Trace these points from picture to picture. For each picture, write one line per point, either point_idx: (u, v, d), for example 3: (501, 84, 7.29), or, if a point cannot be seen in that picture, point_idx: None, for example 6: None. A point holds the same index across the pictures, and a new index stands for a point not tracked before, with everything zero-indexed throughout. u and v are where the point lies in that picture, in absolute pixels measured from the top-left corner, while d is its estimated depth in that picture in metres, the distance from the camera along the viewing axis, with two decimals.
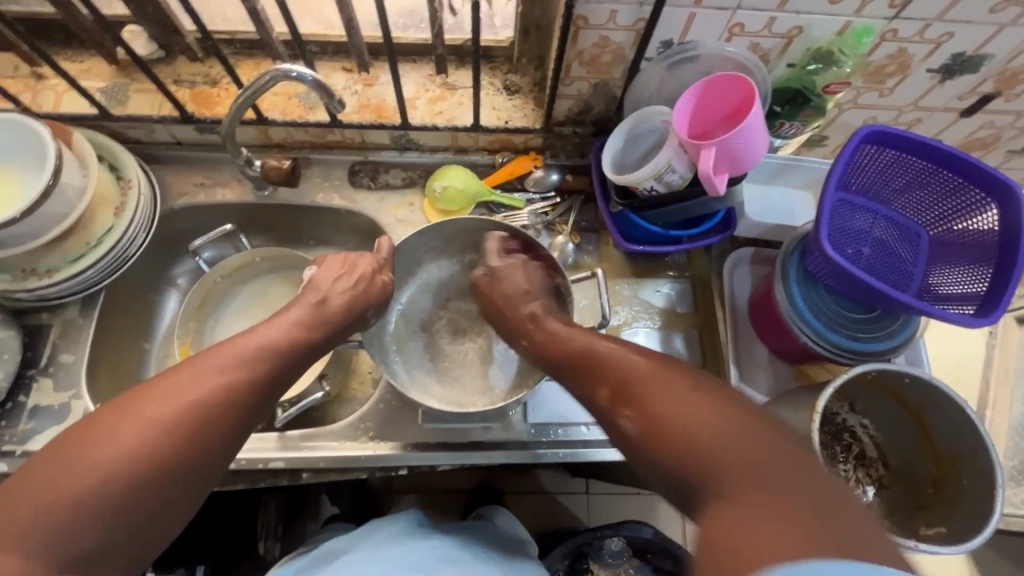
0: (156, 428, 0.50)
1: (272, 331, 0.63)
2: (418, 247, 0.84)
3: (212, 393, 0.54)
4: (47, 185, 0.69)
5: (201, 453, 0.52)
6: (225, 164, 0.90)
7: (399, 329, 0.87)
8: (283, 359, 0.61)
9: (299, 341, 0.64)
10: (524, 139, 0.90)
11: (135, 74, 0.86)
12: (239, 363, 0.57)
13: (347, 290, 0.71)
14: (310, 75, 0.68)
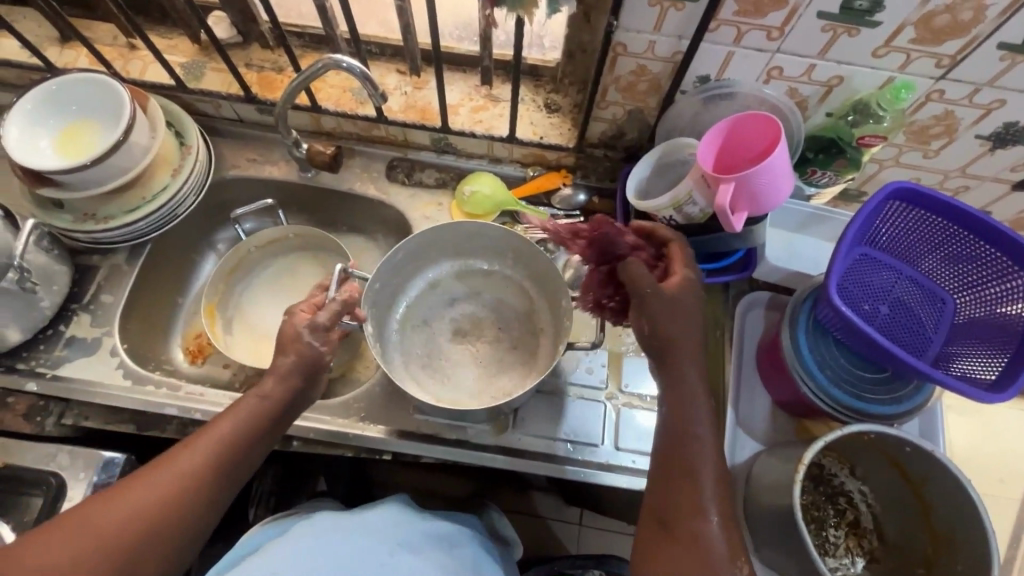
0: (114, 533, 0.56)
1: (220, 428, 0.64)
2: (438, 240, 0.86)
3: (168, 497, 0.59)
4: (118, 140, 0.77)
5: (125, 574, 0.56)
6: (277, 143, 0.97)
7: (404, 319, 0.90)
8: (231, 466, 0.63)
9: (254, 437, 0.65)
10: (557, 155, 0.93)
11: (213, 54, 0.94)
12: (171, 475, 0.60)
13: (290, 361, 0.69)
14: (359, 67, 0.73)
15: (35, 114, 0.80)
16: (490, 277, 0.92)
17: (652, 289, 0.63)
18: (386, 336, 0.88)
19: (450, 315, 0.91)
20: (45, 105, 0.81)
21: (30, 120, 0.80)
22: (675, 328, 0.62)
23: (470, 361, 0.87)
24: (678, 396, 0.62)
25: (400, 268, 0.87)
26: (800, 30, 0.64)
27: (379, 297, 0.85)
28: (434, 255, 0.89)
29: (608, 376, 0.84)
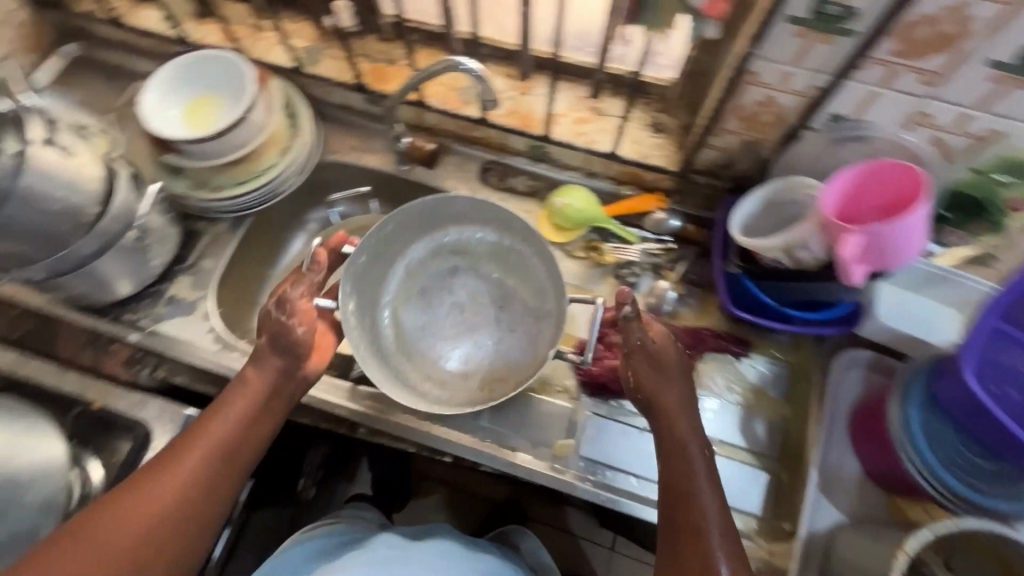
0: (150, 511, 0.62)
1: (221, 423, 0.68)
2: (429, 213, 0.86)
3: (195, 475, 0.65)
4: (240, 117, 0.81)
5: (168, 542, 0.62)
6: (378, 134, 0.99)
7: (404, 283, 0.92)
8: (236, 457, 0.68)
9: (253, 431, 0.70)
10: (654, 176, 0.90)
11: (332, 41, 0.98)
12: (183, 469, 0.64)
13: (269, 338, 0.72)
14: (478, 70, 0.74)
15: (169, 85, 0.86)
16: (498, 250, 0.91)
17: (641, 346, 0.71)
18: (380, 306, 0.90)
19: (452, 288, 0.92)
20: (178, 77, 0.86)
21: (164, 90, 0.85)
22: (664, 384, 0.70)
23: (463, 338, 0.90)
24: (675, 445, 0.67)
25: (387, 241, 0.87)
26: (964, 77, 0.58)
27: (366, 273, 0.86)
28: (433, 225, 0.89)
29: None
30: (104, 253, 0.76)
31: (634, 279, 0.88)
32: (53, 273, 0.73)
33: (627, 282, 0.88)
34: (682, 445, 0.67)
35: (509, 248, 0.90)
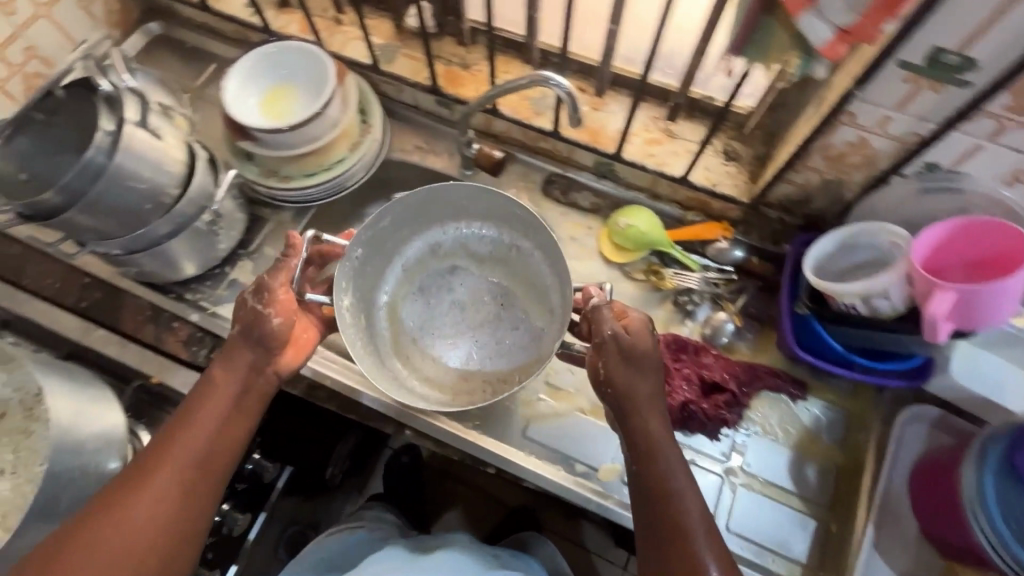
0: (139, 516, 0.60)
1: (199, 425, 0.65)
2: (428, 206, 0.87)
3: (183, 472, 0.63)
4: (317, 111, 0.82)
5: (165, 542, 0.61)
6: (444, 136, 0.99)
7: (399, 280, 0.94)
8: (218, 456, 0.65)
9: (231, 428, 0.67)
10: (722, 205, 0.88)
11: (407, 40, 0.98)
12: (165, 476, 0.62)
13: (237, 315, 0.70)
14: (565, 88, 0.70)
15: (251, 73, 0.87)
16: (499, 247, 0.93)
17: (613, 338, 0.67)
18: (376, 302, 0.91)
19: (450, 285, 0.96)
20: (260, 66, 0.87)
21: (246, 78, 0.87)
22: (639, 379, 0.66)
23: (462, 338, 0.92)
24: (650, 446, 0.64)
25: (386, 235, 0.88)
26: None
27: (362, 268, 0.86)
28: (435, 220, 0.90)
29: (731, 449, 0.79)
30: (179, 232, 0.77)
31: (692, 307, 0.87)
32: (129, 250, 0.75)
33: (685, 309, 0.87)
34: (654, 446, 0.64)
35: (511, 244, 0.91)
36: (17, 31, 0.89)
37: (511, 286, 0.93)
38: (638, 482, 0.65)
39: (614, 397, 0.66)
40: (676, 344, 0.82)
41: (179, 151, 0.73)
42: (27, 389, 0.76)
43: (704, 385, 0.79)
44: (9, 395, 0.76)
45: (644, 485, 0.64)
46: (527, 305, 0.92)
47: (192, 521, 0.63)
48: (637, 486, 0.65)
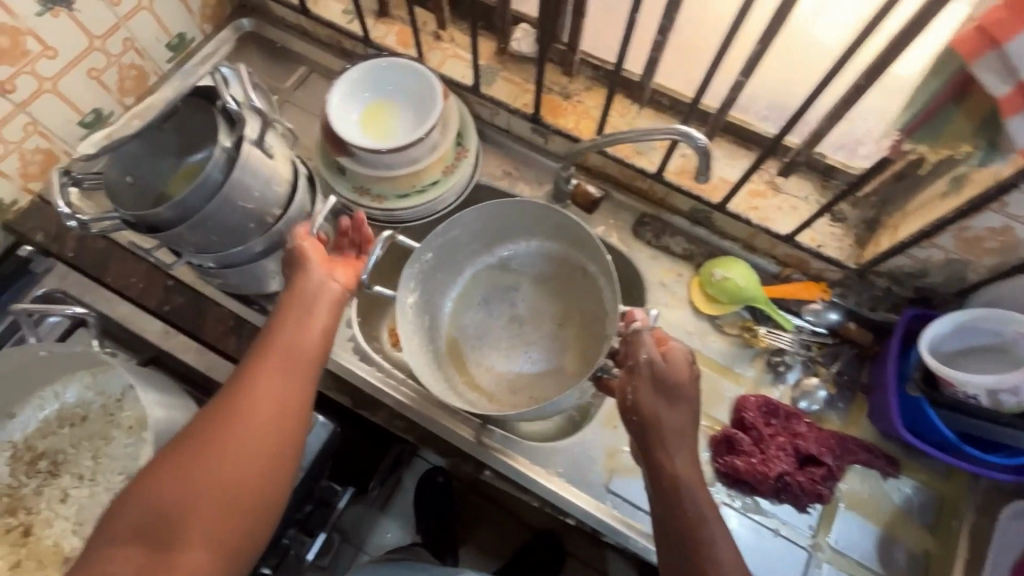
0: (228, 417, 0.53)
1: (276, 342, 0.58)
2: (498, 220, 0.89)
3: (268, 374, 0.56)
4: (422, 135, 0.81)
5: (257, 441, 0.53)
6: (535, 164, 0.97)
7: (463, 294, 0.95)
8: (296, 379, 0.57)
9: (303, 350, 0.59)
10: (823, 266, 0.85)
11: (507, 63, 0.95)
12: (245, 406, 0.54)
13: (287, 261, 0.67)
14: (703, 142, 0.67)
15: (356, 86, 0.85)
16: (562, 263, 0.94)
17: (647, 363, 0.62)
18: (441, 305, 0.93)
19: (511, 297, 0.96)
20: (366, 80, 0.85)
21: (351, 91, 0.85)
22: (668, 410, 0.60)
23: (516, 351, 0.93)
24: (676, 482, 0.59)
25: (455, 244, 0.90)
26: None
27: (432, 271, 0.90)
28: (507, 234, 0.92)
29: (819, 524, 0.77)
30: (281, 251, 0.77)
31: (784, 368, 0.85)
32: (224, 264, 0.74)
33: (777, 370, 0.85)
34: (679, 479, 0.59)
35: (578, 263, 0.92)
36: (120, 21, 0.87)
37: (571, 304, 0.94)
38: (660, 510, 0.60)
39: (638, 425, 0.62)
40: (768, 407, 0.80)
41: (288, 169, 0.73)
42: (110, 394, 0.74)
43: (799, 456, 0.77)
44: (90, 399, 0.74)
45: (667, 516, 0.59)
46: (584, 326, 0.92)
47: (284, 454, 0.54)
48: (658, 515, 0.60)
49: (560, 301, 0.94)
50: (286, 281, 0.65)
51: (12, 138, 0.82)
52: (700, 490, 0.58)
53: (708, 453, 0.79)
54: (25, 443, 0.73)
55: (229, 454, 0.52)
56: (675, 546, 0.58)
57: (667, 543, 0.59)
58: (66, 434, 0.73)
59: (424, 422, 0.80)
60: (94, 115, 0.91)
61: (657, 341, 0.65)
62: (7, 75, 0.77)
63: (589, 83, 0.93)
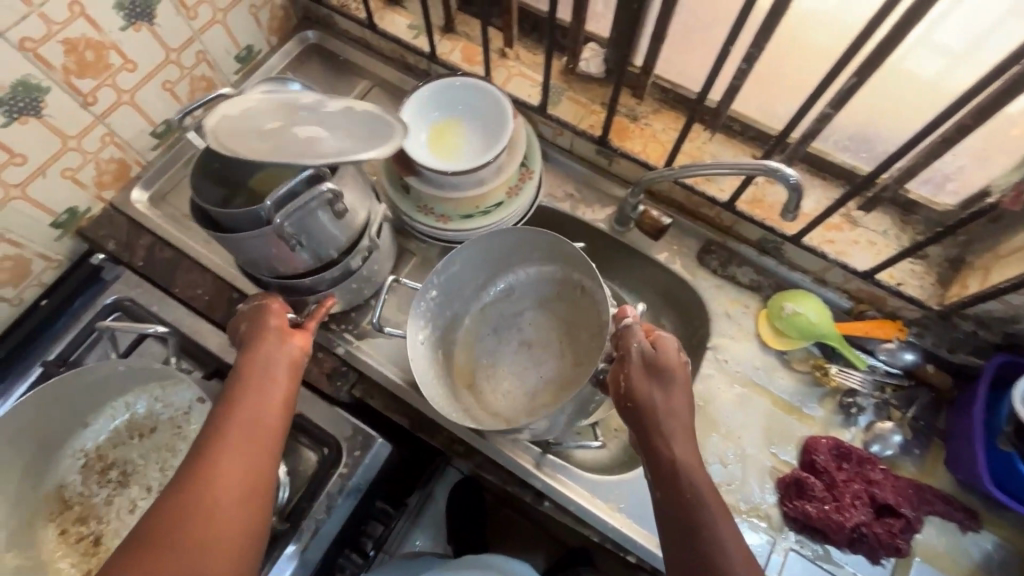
0: (189, 496, 0.51)
1: (238, 411, 0.57)
2: (494, 250, 0.86)
3: (230, 444, 0.55)
4: (490, 159, 0.79)
5: (220, 517, 0.51)
6: (597, 186, 0.95)
7: (474, 323, 0.91)
8: (257, 451, 0.56)
9: (264, 420, 0.58)
10: (901, 305, 0.82)
11: (573, 83, 0.94)
12: (208, 476, 0.52)
13: (247, 323, 0.66)
14: (795, 178, 0.65)
15: (426, 103, 0.85)
16: (562, 285, 0.90)
17: (638, 351, 0.64)
18: (454, 337, 0.90)
19: (520, 323, 0.91)
20: (436, 99, 0.85)
21: (420, 109, 0.84)
22: (662, 395, 0.61)
23: (532, 375, 0.87)
24: (674, 466, 0.58)
25: (462, 276, 0.87)
26: None
27: (440, 308, 0.87)
28: (505, 263, 0.90)
29: None
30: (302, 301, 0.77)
31: (856, 410, 0.81)
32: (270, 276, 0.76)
33: (848, 412, 0.81)
34: (677, 463, 0.58)
35: (574, 281, 0.89)
36: (195, 35, 0.88)
37: (575, 323, 0.89)
38: (666, 504, 0.58)
39: (633, 412, 0.62)
40: (839, 450, 0.78)
41: (308, 259, 0.71)
42: (177, 406, 0.74)
43: (875, 505, 0.74)
44: (158, 411, 0.74)
45: (674, 509, 0.57)
46: (589, 343, 0.87)
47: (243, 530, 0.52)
48: (661, 513, 0.58)
49: (567, 325, 0.90)
50: (244, 345, 0.64)
51: (90, 149, 0.83)
52: (700, 477, 0.57)
53: (775, 496, 0.78)
54: (97, 452, 0.74)
55: (190, 534, 0.49)
56: (684, 542, 0.55)
57: (675, 542, 0.56)
58: (135, 445, 0.74)
59: (489, 449, 0.79)
60: (165, 126, 0.92)
61: (647, 331, 0.67)
62: (89, 88, 0.78)
63: (658, 106, 0.91)
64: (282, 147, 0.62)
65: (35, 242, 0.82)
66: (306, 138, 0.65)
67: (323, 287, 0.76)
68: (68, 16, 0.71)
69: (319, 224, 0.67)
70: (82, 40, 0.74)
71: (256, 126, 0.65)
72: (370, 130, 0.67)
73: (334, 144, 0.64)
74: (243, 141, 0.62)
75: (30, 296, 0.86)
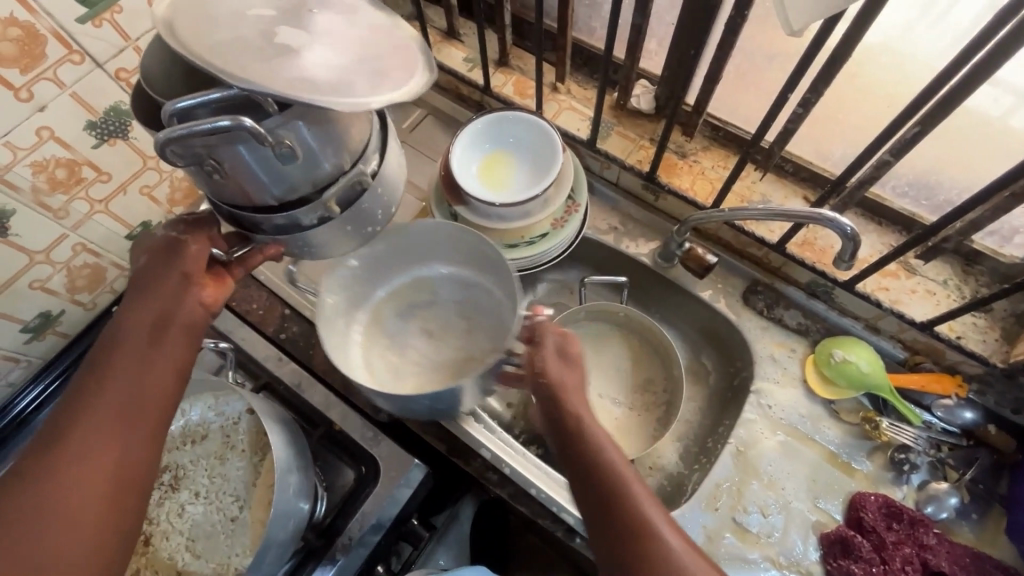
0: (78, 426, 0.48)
1: (130, 340, 0.53)
2: (426, 237, 0.83)
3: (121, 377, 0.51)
4: (538, 192, 0.81)
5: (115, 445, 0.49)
6: (642, 221, 0.95)
7: (382, 303, 0.88)
8: (150, 384, 0.52)
9: (158, 350, 0.53)
10: (960, 359, 0.78)
11: (622, 117, 0.95)
12: (98, 406, 0.49)
13: (156, 250, 0.57)
14: (851, 228, 0.64)
15: (478, 135, 0.88)
16: (477, 284, 0.87)
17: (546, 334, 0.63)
18: (359, 314, 0.87)
19: (428, 313, 0.88)
20: (488, 132, 0.88)
21: (472, 141, 0.87)
22: (568, 368, 0.61)
23: (425, 364, 0.84)
24: (582, 426, 0.58)
25: (385, 257, 0.85)
26: None
27: (355, 282, 0.84)
28: (429, 252, 0.87)
29: None
30: (251, 234, 0.59)
31: (909, 467, 0.78)
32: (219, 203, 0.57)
33: (901, 469, 0.78)
34: (585, 426, 0.58)
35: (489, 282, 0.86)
36: None
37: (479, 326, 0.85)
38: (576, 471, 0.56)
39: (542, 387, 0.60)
40: (889, 510, 0.75)
41: (239, 194, 0.52)
42: (228, 416, 0.78)
43: (926, 571, 0.71)
44: (211, 418, 0.79)
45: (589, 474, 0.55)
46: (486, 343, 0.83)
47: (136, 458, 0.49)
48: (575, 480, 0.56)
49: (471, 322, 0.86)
50: (141, 274, 0.56)
51: (166, 168, 0.89)
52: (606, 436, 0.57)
53: (818, 552, 0.75)
54: None
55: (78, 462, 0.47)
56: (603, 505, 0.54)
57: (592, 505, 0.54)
58: (188, 451, 0.78)
59: (529, 480, 0.81)
60: None
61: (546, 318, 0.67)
62: None
63: (707, 143, 0.91)
64: (249, 51, 0.43)
65: (112, 252, 0.89)
66: (290, 45, 0.45)
67: (268, 231, 0.57)
68: None
69: (247, 159, 0.48)
70: None
71: (245, 8, 0.46)
72: (381, 70, 0.47)
73: (316, 70, 0.44)
74: (207, 24, 0.44)
75: (104, 301, 0.93)
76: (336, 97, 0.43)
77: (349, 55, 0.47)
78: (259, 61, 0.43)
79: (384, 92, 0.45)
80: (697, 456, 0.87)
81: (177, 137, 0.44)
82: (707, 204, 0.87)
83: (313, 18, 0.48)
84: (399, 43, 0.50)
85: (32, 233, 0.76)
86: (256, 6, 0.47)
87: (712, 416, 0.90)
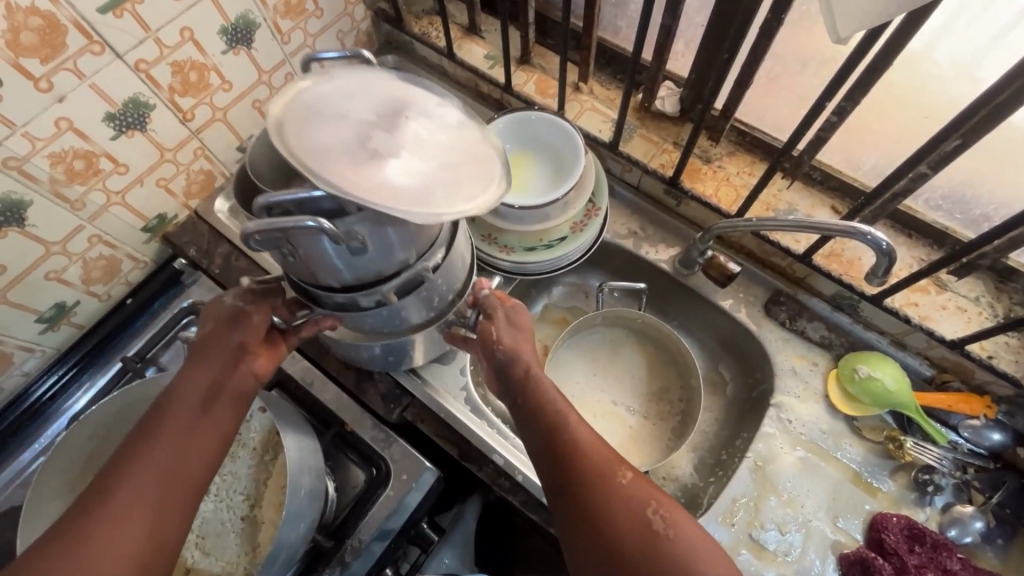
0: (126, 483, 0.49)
1: (182, 402, 0.54)
2: None
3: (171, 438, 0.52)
4: (558, 195, 0.79)
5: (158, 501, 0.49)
6: (662, 226, 0.93)
7: None
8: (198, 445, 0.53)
9: (209, 412, 0.55)
10: (990, 379, 0.76)
11: (645, 119, 0.93)
12: (146, 465, 0.50)
13: (220, 316, 0.58)
14: (887, 244, 0.62)
15: (500, 135, 0.86)
16: None
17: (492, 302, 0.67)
18: None
19: None
20: (510, 132, 0.86)
21: None
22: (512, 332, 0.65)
23: None
24: (529, 378, 0.62)
25: None
26: None
27: None
28: None
29: None
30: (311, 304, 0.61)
31: (932, 489, 0.76)
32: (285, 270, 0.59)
33: (924, 490, 0.76)
34: (530, 378, 0.62)
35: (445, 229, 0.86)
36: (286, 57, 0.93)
37: None
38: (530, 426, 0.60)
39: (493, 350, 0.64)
40: (911, 532, 0.72)
41: (307, 274, 0.54)
42: None
43: None
44: None
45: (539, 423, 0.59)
46: None
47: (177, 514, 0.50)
48: (533, 441, 0.60)
49: None
50: (199, 339, 0.58)
51: (183, 161, 0.88)
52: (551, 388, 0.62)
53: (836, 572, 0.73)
54: None
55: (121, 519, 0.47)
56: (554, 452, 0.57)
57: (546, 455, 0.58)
58: None
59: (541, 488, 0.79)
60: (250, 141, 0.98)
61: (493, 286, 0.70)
62: (189, 105, 0.83)
63: (733, 148, 0.88)
64: (340, 153, 0.44)
65: (128, 244, 0.89)
66: (379, 150, 0.45)
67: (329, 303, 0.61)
68: (179, 41, 0.76)
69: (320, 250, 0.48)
70: (188, 63, 0.79)
71: (346, 109, 0.48)
72: (461, 175, 0.47)
73: (400, 177, 0.44)
74: (309, 121, 0.46)
75: (118, 293, 0.93)
76: (415, 206, 0.42)
77: (434, 159, 0.47)
78: (348, 164, 0.43)
79: (462, 202, 0.45)
80: (713, 468, 0.86)
81: (254, 232, 0.43)
82: (731, 211, 0.85)
83: (408, 123, 0.48)
84: (482, 150, 0.50)
85: (49, 223, 0.75)
86: (360, 105, 0.48)
87: (729, 428, 0.88)
